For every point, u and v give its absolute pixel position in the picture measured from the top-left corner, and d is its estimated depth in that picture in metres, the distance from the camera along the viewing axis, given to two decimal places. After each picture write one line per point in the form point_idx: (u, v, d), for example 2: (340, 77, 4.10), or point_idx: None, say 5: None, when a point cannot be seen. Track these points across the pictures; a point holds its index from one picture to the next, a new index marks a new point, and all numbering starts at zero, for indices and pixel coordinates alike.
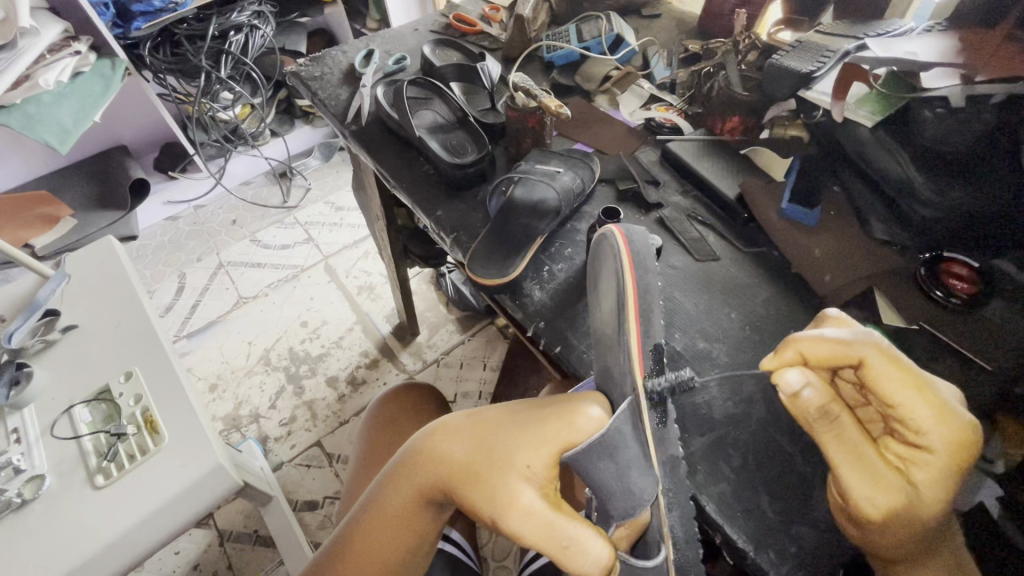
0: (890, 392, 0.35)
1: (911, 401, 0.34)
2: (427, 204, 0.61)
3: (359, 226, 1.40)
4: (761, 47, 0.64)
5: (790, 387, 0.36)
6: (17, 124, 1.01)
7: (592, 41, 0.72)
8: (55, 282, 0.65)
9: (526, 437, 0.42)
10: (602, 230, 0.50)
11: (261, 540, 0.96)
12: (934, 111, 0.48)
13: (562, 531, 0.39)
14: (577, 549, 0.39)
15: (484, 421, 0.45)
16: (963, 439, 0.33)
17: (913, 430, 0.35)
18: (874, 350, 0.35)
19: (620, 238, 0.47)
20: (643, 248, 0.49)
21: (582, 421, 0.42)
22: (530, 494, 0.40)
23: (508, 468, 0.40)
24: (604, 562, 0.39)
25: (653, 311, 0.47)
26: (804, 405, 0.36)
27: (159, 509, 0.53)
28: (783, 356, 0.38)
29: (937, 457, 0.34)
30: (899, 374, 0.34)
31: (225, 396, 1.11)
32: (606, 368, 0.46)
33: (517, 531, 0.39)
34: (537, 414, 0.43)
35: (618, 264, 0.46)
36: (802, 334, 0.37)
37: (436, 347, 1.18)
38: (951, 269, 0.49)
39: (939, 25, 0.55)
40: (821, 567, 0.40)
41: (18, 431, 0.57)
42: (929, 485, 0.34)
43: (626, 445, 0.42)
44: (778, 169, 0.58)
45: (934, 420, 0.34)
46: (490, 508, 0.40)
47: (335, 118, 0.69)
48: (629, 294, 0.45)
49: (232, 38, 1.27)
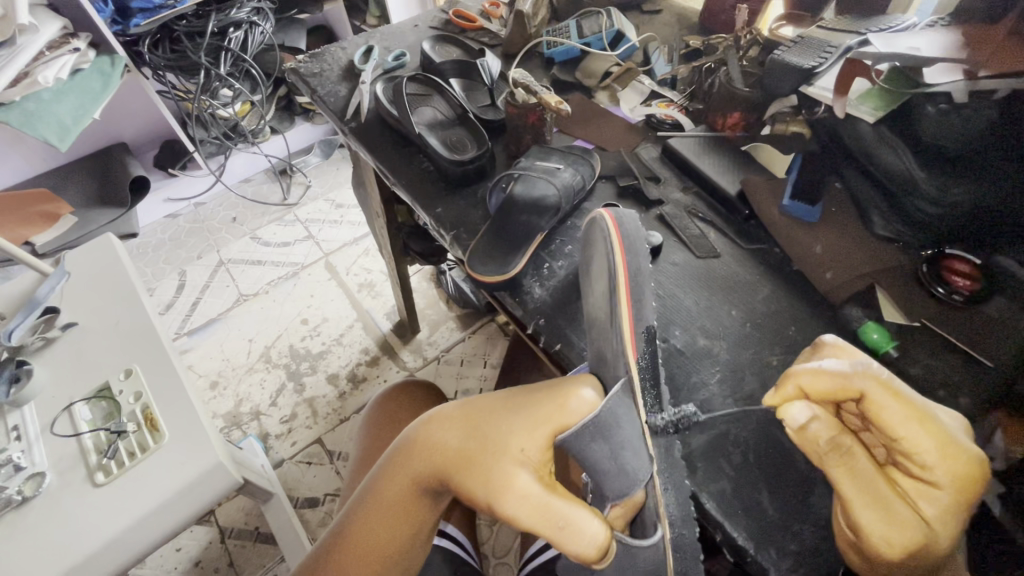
0: (894, 425, 0.35)
1: (916, 436, 0.34)
2: (426, 201, 0.61)
3: (359, 223, 1.40)
4: (761, 43, 0.65)
5: (795, 421, 0.37)
6: (16, 122, 0.99)
7: (592, 37, 0.72)
8: (55, 279, 0.65)
9: (520, 422, 0.42)
10: (594, 214, 0.50)
11: (262, 537, 0.96)
12: (937, 106, 0.48)
13: (558, 513, 0.39)
14: (573, 529, 0.39)
15: (475, 410, 0.44)
16: (971, 476, 0.33)
17: (919, 465, 0.35)
18: (874, 384, 0.35)
19: (609, 221, 0.48)
20: (634, 230, 0.49)
21: (574, 403, 0.43)
22: (524, 477, 0.40)
23: (502, 453, 0.41)
24: (599, 543, 0.39)
25: (647, 297, 0.47)
26: (813, 438, 0.37)
27: (160, 505, 0.53)
28: (785, 392, 0.38)
29: (945, 493, 0.34)
30: (902, 409, 0.35)
31: (225, 393, 1.11)
32: (601, 354, 0.47)
33: (515, 515, 0.39)
34: (529, 398, 0.43)
35: (608, 246, 0.47)
36: (801, 368, 0.38)
37: (436, 344, 1.18)
38: (953, 266, 0.48)
39: (941, 21, 0.54)
40: (822, 566, 0.39)
41: (18, 429, 0.57)
42: (941, 523, 0.34)
43: (619, 426, 0.42)
44: (778, 165, 0.59)
45: (939, 454, 0.34)
46: (484, 492, 0.40)
47: (335, 115, 0.69)
48: (621, 276, 0.45)
49: (232, 34, 1.26)
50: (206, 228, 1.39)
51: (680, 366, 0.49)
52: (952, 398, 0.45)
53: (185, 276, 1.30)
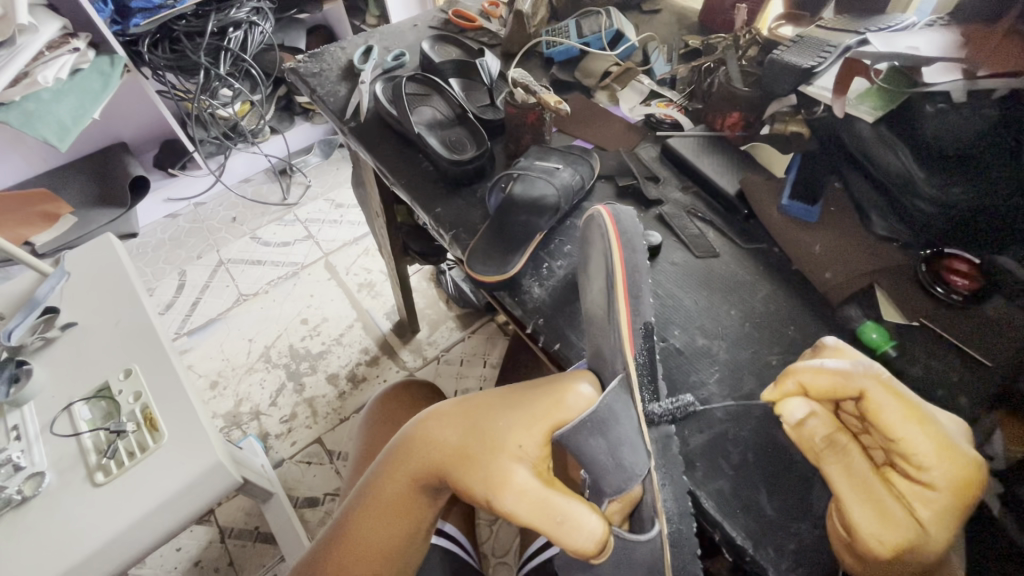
0: (891, 425, 0.34)
1: (912, 435, 0.34)
2: (426, 201, 0.61)
3: (359, 223, 1.40)
4: (761, 43, 0.65)
5: (793, 417, 0.38)
6: (16, 122, 1.00)
7: (592, 37, 0.72)
8: (55, 279, 0.65)
9: (517, 418, 0.42)
10: (591, 211, 0.51)
11: (262, 537, 0.96)
12: (935, 105, 0.48)
13: (556, 508, 0.39)
14: (570, 524, 0.39)
15: (473, 407, 0.45)
16: (967, 480, 0.33)
17: (915, 465, 0.34)
18: (875, 383, 0.35)
19: (607, 218, 0.49)
20: (631, 228, 0.50)
21: (572, 399, 0.43)
22: (522, 473, 0.40)
23: (499, 449, 0.41)
24: (598, 537, 0.39)
25: (643, 293, 0.48)
26: (810, 435, 0.37)
27: (159, 505, 0.53)
28: (784, 387, 0.39)
29: (940, 494, 0.33)
30: (900, 408, 0.35)
31: (225, 393, 1.11)
32: (598, 351, 0.47)
33: (510, 510, 0.40)
34: (527, 394, 0.44)
35: (606, 244, 0.47)
36: (802, 365, 0.38)
37: (436, 344, 1.18)
38: (952, 265, 0.48)
39: (941, 21, 0.54)
40: (821, 565, 0.39)
41: (18, 429, 0.57)
42: (936, 525, 0.33)
43: (617, 422, 0.43)
44: (777, 165, 0.58)
45: (936, 455, 0.33)
46: (482, 488, 0.40)
47: (335, 115, 0.69)
48: (619, 274, 0.46)
49: (232, 34, 1.26)
50: (206, 228, 1.39)
51: (679, 365, 0.49)
52: (951, 397, 0.45)
53: (185, 276, 1.30)
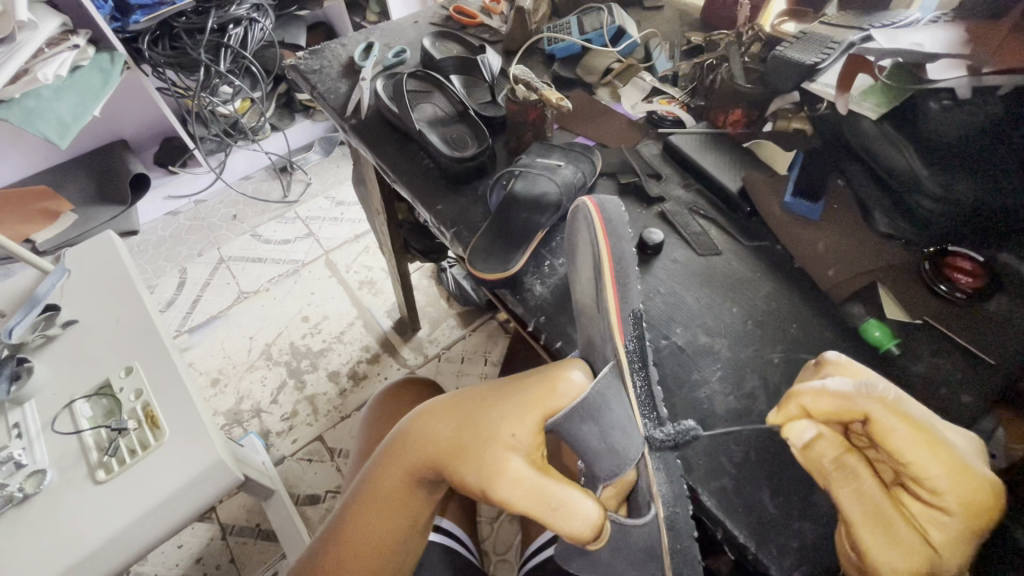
0: (901, 450, 0.34)
1: (924, 460, 0.34)
2: (427, 199, 0.61)
3: (359, 221, 1.40)
4: (764, 39, 0.64)
5: (801, 439, 0.38)
6: (16, 120, 1.00)
7: (593, 34, 0.72)
8: (55, 277, 0.65)
9: (509, 409, 0.42)
10: (576, 203, 0.50)
11: (264, 534, 0.96)
12: (939, 103, 0.47)
13: (550, 494, 0.40)
14: (565, 510, 0.39)
15: (466, 399, 0.45)
16: (983, 502, 0.33)
17: (928, 490, 0.34)
18: (878, 406, 0.35)
19: (592, 209, 0.48)
20: (617, 217, 0.49)
21: (564, 386, 0.43)
22: (517, 462, 0.40)
23: (493, 439, 0.41)
24: (594, 523, 0.39)
25: (631, 281, 0.48)
26: (818, 456, 0.38)
27: (161, 503, 0.53)
28: (787, 410, 0.39)
29: (954, 518, 0.33)
30: (910, 432, 0.34)
31: (226, 390, 1.11)
32: (591, 341, 0.47)
33: (506, 498, 0.40)
34: (520, 385, 0.44)
35: (592, 231, 0.47)
36: (804, 388, 0.38)
37: (437, 342, 1.17)
38: (955, 263, 0.49)
39: (945, 17, 0.54)
40: (825, 566, 0.39)
41: (19, 426, 0.57)
42: (949, 547, 0.34)
43: (609, 408, 0.43)
44: (780, 162, 0.58)
45: (950, 481, 0.33)
46: (478, 479, 0.41)
47: (335, 111, 0.69)
48: (605, 261, 0.46)
49: (232, 31, 1.25)
50: (206, 226, 1.39)
51: (681, 364, 0.48)
52: (954, 396, 0.45)
53: (185, 273, 1.30)
